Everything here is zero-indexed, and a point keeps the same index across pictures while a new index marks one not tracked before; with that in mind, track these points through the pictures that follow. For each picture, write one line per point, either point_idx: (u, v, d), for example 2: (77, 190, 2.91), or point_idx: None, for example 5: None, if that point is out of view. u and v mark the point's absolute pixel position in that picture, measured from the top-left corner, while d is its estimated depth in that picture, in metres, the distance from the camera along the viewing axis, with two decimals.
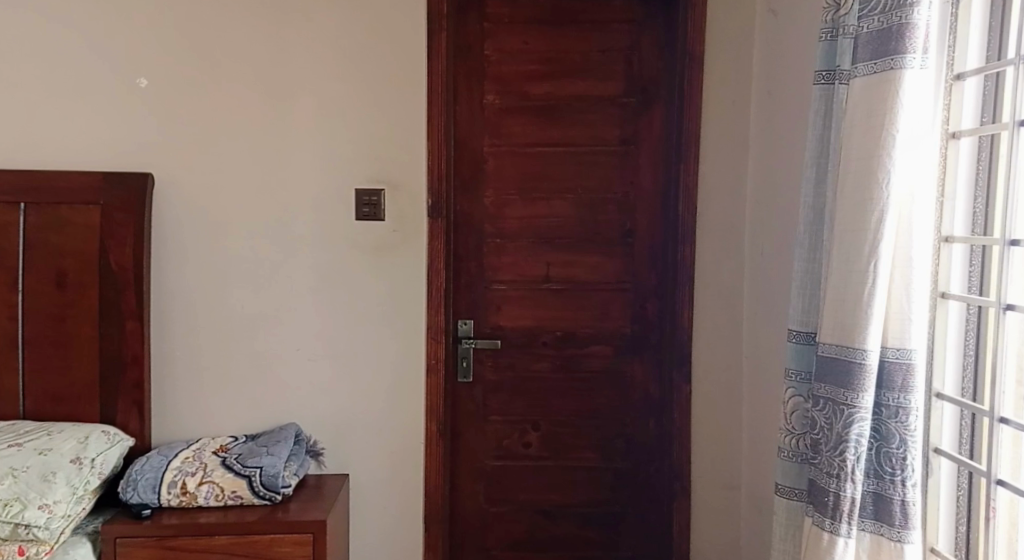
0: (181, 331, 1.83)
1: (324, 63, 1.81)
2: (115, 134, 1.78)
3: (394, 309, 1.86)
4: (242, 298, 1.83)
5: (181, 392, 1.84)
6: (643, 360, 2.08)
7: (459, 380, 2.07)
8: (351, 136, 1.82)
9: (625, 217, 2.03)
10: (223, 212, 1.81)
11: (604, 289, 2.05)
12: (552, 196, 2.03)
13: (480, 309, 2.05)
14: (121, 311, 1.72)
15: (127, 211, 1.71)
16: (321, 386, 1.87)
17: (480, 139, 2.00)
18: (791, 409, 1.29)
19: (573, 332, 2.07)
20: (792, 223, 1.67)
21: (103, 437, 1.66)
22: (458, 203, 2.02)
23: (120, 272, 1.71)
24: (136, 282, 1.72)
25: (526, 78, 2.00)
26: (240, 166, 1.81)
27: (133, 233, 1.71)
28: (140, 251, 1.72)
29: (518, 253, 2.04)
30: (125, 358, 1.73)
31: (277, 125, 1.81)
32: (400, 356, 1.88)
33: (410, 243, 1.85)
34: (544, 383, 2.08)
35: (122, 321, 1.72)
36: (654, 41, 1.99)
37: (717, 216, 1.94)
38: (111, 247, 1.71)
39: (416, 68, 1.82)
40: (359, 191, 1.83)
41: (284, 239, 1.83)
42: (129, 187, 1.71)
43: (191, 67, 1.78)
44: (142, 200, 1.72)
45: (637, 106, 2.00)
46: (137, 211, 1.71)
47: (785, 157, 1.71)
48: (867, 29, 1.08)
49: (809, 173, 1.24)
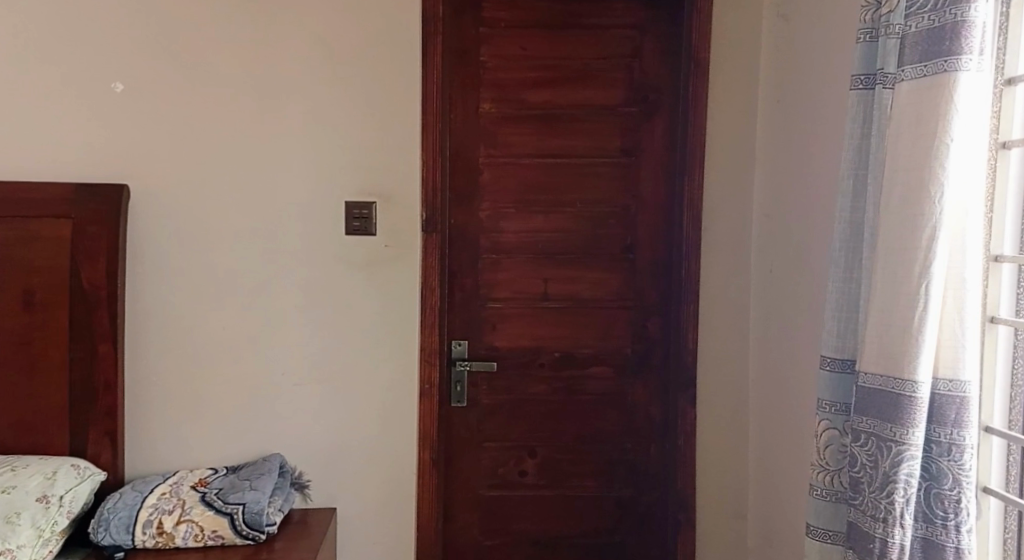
0: (154, 354, 1.68)
1: (312, 66, 1.68)
2: (86, 140, 1.64)
3: (387, 330, 1.74)
4: (220, 319, 1.69)
5: (151, 420, 1.69)
6: (647, 383, 1.96)
7: (453, 405, 1.93)
8: (341, 144, 1.70)
9: (629, 231, 1.93)
10: (200, 224, 1.67)
11: (605, 307, 1.94)
12: (551, 209, 1.91)
13: (475, 328, 1.93)
14: (93, 333, 1.57)
15: (101, 223, 1.56)
16: (306, 414, 1.73)
17: (476, 149, 1.88)
18: (824, 443, 1.18)
19: (571, 353, 1.95)
20: (805, 238, 1.55)
21: (73, 472, 1.49)
22: (453, 216, 1.90)
23: (92, 292, 1.57)
24: (110, 303, 1.57)
25: (524, 85, 1.88)
26: (218, 175, 1.67)
27: (106, 248, 1.57)
28: (115, 269, 1.58)
29: (516, 270, 1.92)
30: (97, 386, 1.58)
31: (259, 131, 1.68)
32: (393, 381, 1.75)
33: (403, 258, 1.72)
34: (543, 408, 1.96)
35: (94, 345, 1.57)
36: (658, 47, 1.88)
37: (724, 231, 1.82)
38: (83, 264, 1.56)
39: (411, 73, 1.71)
40: (349, 204, 1.70)
41: (266, 254, 1.69)
42: (103, 197, 1.57)
43: (170, 70, 1.65)
44: (117, 212, 1.57)
45: (640, 115, 1.90)
46: (112, 225, 1.57)
47: (797, 169, 1.59)
48: (915, 28, 1.00)
49: (845, 186, 1.15)
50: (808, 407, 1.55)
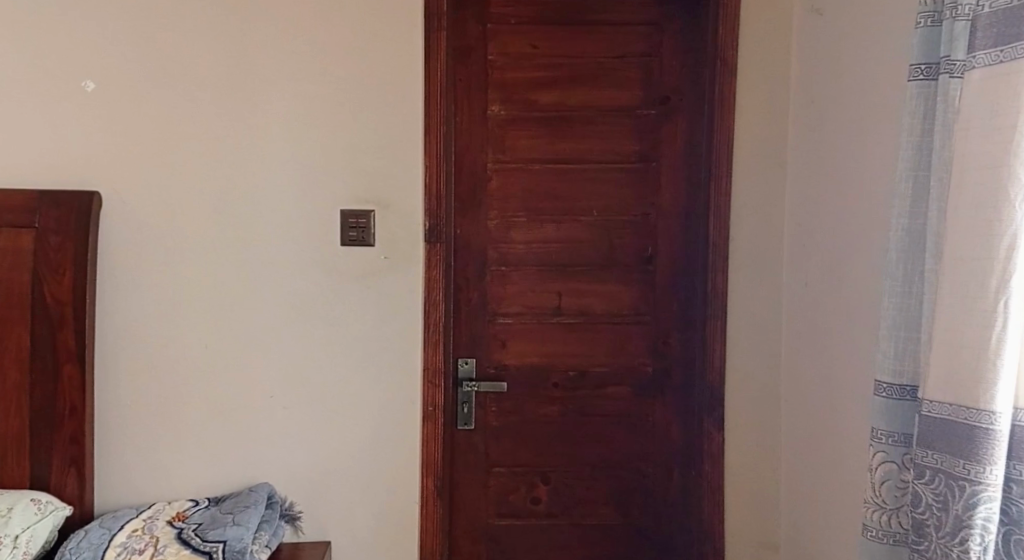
0: (129, 375, 1.55)
1: (304, 62, 1.56)
2: (54, 144, 1.51)
3: (385, 348, 1.61)
4: (206, 335, 1.57)
5: (129, 445, 1.56)
6: (668, 404, 1.82)
7: (458, 428, 1.80)
8: (335, 147, 1.57)
9: (649, 241, 1.80)
10: (183, 233, 1.55)
11: (620, 323, 1.81)
12: (564, 217, 1.79)
13: (482, 346, 1.80)
14: (57, 354, 1.43)
15: (66, 233, 1.44)
16: (297, 439, 1.60)
17: (482, 154, 1.76)
18: (879, 478, 1.05)
19: (585, 372, 1.82)
20: (845, 249, 1.43)
21: (31, 508, 1.35)
22: (458, 226, 1.77)
23: (56, 308, 1.43)
24: (75, 320, 1.44)
25: (534, 86, 1.76)
26: (203, 182, 1.55)
27: (73, 259, 1.44)
28: (84, 284, 1.44)
29: (526, 282, 1.80)
30: (60, 412, 1.44)
31: (247, 133, 1.55)
32: (392, 404, 1.61)
33: (402, 271, 1.60)
34: (555, 431, 1.82)
35: (57, 366, 1.43)
36: (677, 45, 1.77)
37: (751, 241, 1.70)
38: (46, 277, 1.43)
39: (411, 71, 1.58)
40: (345, 212, 1.58)
41: (255, 266, 1.57)
42: (69, 205, 1.44)
43: (146, 67, 1.52)
44: (85, 220, 1.45)
45: (659, 118, 1.78)
46: (79, 235, 1.44)
47: (835, 175, 1.48)
48: (989, 8, 0.88)
49: (902, 190, 1.02)
50: (850, 434, 1.41)
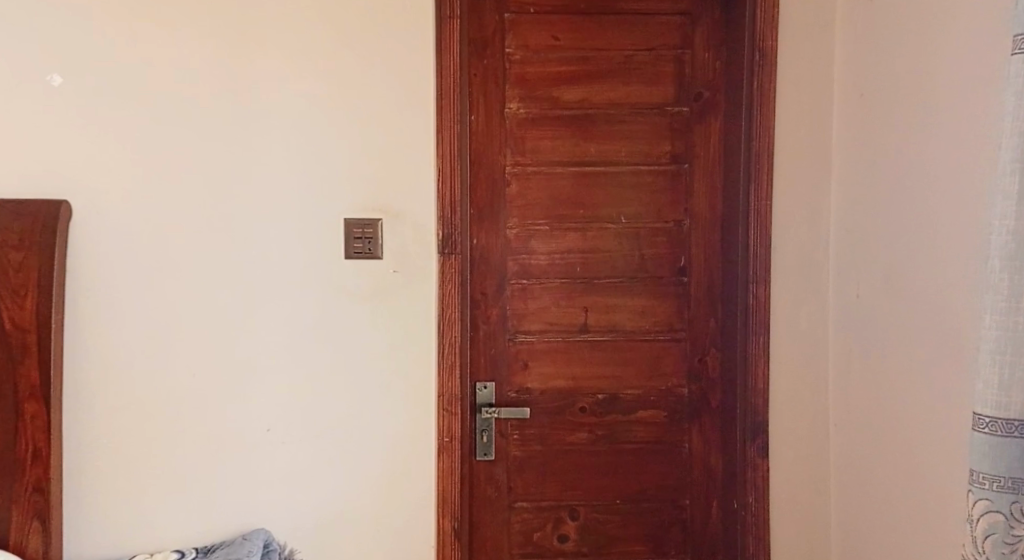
0: (111, 406, 1.42)
1: (302, 58, 1.42)
2: (18, 146, 1.38)
3: (395, 373, 1.47)
4: (199, 360, 1.44)
5: (114, 483, 1.43)
6: (705, 429, 1.67)
7: (477, 458, 1.64)
8: (336, 153, 1.44)
9: (682, 251, 1.65)
10: (170, 249, 1.42)
11: (652, 341, 1.66)
12: (590, 225, 1.64)
13: (502, 368, 1.64)
14: (17, 390, 1.29)
15: (28, 253, 1.30)
16: (298, 474, 1.47)
17: (500, 157, 1.61)
18: (983, 532, 0.87)
19: (614, 395, 1.66)
20: (913, 258, 1.27)
21: None
22: (474, 236, 1.62)
23: (17, 337, 1.29)
24: (39, 349, 1.30)
25: (555, 82, 1.61)
26: (192, 192, 1.41)
27: (36, 283, 1.30)
28: (50, 309, 1.30)
29: (548, 297, 1.64)
30: (22, 454, 1.30)
31: (240, 137, 1.42)
32: (401, 436, 1.48)
33: (411, 287, 1.46)
34: (583, 461, 1.66)
35: (18, 401, 1.29)
36: (711, 37, 1.61)
37: (797, 249, 1.53)
38: (6, 304, 1.29)
39: (419, 67, 1.44)
40: (350, 221, 1.45)
41: (252, 284, 1.44)
42: (33, 222, 1.31)
43: (123, 64, 1.39)
44: (51, 239, 1.31)
45: (692, 116, 1.63)
46: (44, 255, 1.30)
47: (897, 175, 1.31)
48: None
49: (1010, 187, 0.86)
50: (926, 470, 1.24)
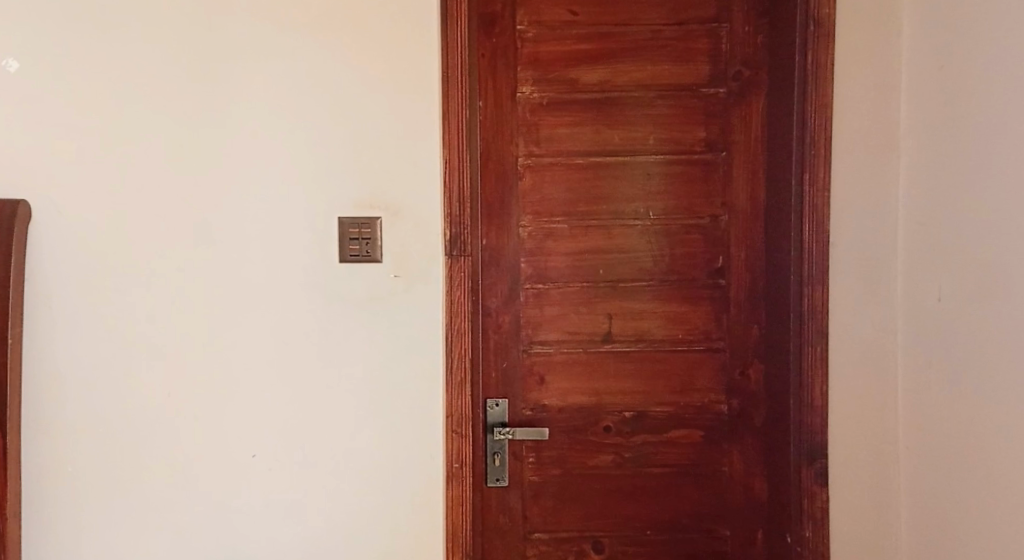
0: (83, 431, 1.29)
1: (289, 38, 1.27)
2: None
3: (397, 390, 1.31)
4: (178, 377, 1.29)
5: (86, 517, 1.29)
6: (746, 451, 1.48)
7: (488, 484, 1.46)
8: (328, 145, 1.28)
9: (720, 251, 1.47)
10: (144, 253, 1.28)
11: (686, 352, 1.47)
12: (613, 222, 1.46)
13: (516, 383, 1.47)
14: None
15: None
16: (293, 503, 1.31)
17: (513, 146, 1.44)
18: None
19: (643, 413, 1.48)
20: (1007, 261, 1.08)
21: None
22: (485, 236, 1.45)
23: None
24: None
25: (573, 61, 1.43)
26: (169, 191, 1.27)
27: None
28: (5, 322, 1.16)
29: (569, 304, 1.46)
30: None
31: (222, 129, 1.27)
32: (404, 460, 1.32)
33: (416, 295, 1.30)
34: (609, 487, 1.48)
35: None
36: (750, 8, 1.43)
37: (855, 248, 1.34)
38: None
39: (422, 46, 1.28)
40: (344, 219, 1.29)
41: (236, 290, 1.29)
42: None
43: (86, 44, 1.25)
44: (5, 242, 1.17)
45: (729, 98, 1.44)
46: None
47: (991, 161, 1.11)
48: None
49: None
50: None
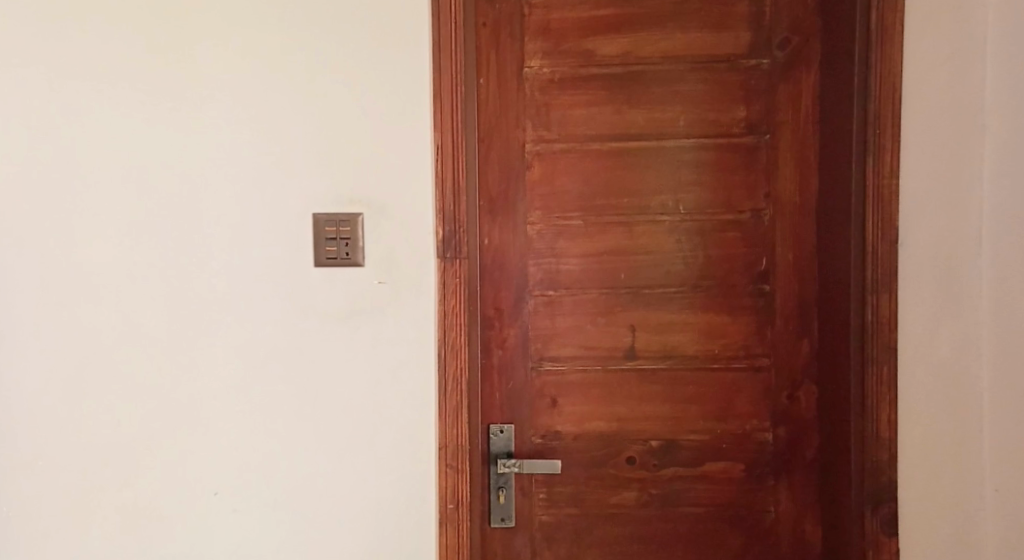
0: (28, 458, 1.14)
1: (260, 10, 1.12)
2: None
3: (381, 414, 1.15)
4: (134, 396, 1.14)
5: (32, 559, 1.15)
6: (796, 489, 1.25)
7: (492, 525, 1.26)
8: (303, 133, 1.13)
9: (763, 252, 1.24)
10: (96, 256, 1.13)
11: (724, 371, 1.25)
12: (637, 219, 1.24)
13: (523, 407, 1.26)
14: None
15: None
16: (263, 542, 1.15)
17: (519, 130, 1.23)
18: None
19: (674, 442, 1.26)
20: None
21: None
22: (486, 235, 1.25)
23: None
24: None
25: (589, 30, 1.22)
26: (124, 189, 1.13)
27: None
28: None
29: (584, 314, 1.25)
30: None
31: (185, 115, 1.13)
32: (390, 493, 1.15)
33: (404, 304, 1.14)
34: (633, 529, 1.27)
35: None
36: None
37: (932, 247, 1.12)
38: None
39: (413, 18, 1.12)
40: (321, 216, 1.13)
41: (199, 297, 1.14)
42: None
43: (30, 19, 1.12)
44: None
45: (775, 71, 1.22)
46: None
47: None
48: None
49: None
50: None
